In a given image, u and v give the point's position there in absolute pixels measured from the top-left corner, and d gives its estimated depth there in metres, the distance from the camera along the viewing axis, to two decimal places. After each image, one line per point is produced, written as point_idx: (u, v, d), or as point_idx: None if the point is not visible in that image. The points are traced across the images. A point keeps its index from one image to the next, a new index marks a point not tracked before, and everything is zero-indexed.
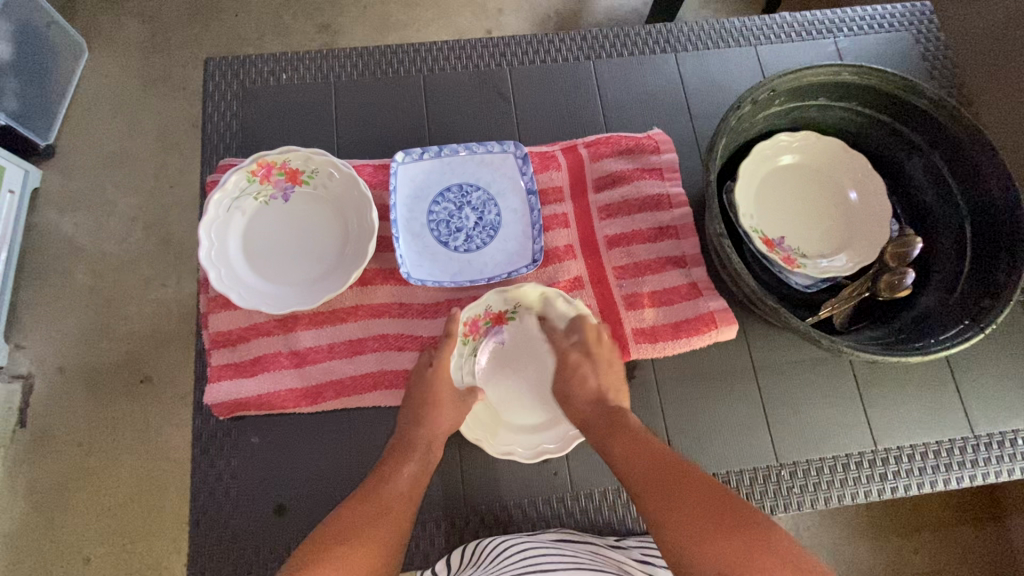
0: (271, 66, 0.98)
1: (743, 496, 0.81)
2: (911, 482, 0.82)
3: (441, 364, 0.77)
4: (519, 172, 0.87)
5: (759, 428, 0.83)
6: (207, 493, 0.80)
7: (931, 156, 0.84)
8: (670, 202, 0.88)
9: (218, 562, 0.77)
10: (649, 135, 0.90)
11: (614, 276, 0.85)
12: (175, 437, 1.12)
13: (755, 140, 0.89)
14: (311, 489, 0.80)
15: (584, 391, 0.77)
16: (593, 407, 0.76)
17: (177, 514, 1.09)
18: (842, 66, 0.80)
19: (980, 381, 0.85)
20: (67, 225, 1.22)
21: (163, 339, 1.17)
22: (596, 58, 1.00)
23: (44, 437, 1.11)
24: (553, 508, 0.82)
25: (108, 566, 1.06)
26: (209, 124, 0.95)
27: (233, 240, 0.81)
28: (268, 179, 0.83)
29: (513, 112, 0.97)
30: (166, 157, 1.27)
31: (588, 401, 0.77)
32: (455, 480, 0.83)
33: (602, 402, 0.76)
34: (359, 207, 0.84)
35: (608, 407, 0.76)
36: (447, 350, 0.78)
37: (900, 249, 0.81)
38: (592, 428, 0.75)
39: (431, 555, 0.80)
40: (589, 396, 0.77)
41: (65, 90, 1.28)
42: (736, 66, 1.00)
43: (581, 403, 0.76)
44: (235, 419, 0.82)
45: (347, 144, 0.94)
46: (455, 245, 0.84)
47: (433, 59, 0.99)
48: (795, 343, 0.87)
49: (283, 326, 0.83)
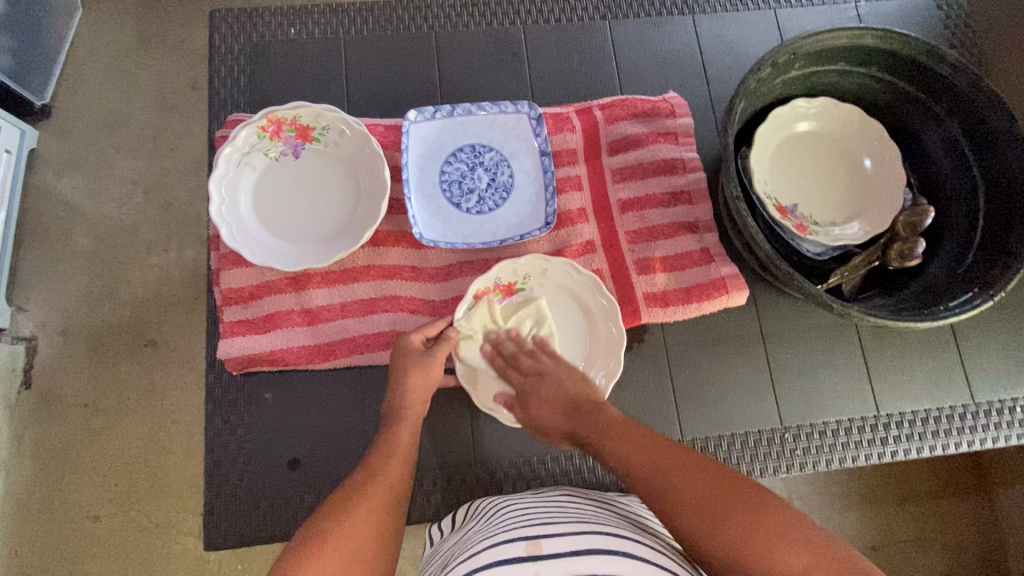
0: (279, 20, 0.95)
1: (747, 457, 0.83)
2: (911, 446, 0.84)
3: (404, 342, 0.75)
4: (532, 134, 0.86)
5: (765, 393, 0.85)
6: (220, 447, 0.81)
7: (949, 126, 0.83)
8: (684, 167, 0.87)
9: (232, 513, 0.79)
10: (665, 98, 0.89)
11: (626, 240, 0.85)
12: (180, 398, 1.13)
13: (772, 106, 0.87)
14: (324, 445, 0.81)
15: (548, 407, 0.74)
16: (561, 417, 0.73)
17: (183, 474, 1.10)
18: (864, 30, 0.78)
19: (984, 350, 0.87)
20: (66, 186, 1.20)
21: (166, 302, 1.16)
22: (611, 19, 0.98)
23: (50, 397, 1.12)
24: (561, 465, 0.84)
25: (116, 522, 1.08)
26: (216, 81, 0.93)
27: (244, 197, 0.80)
28: (278, 136, 0.82)
29: (525, 73, 0.95)
30: (166, 118, 1.24)
31: (556, 413, 0.73)
32: (465, 439, 0.84)
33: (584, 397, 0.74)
34: (371, 166, 0.83)
35: (578, 410, 0.72)
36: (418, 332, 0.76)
37: (914, 219, 0.79)
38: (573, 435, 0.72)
39: (442, 508, 0.82)
40: (556, 405, 0.74)
41: (59, 48, 1.24)
42: (755, 30, 0.98)
43: (551, 416, 0.74)
44: (249, 374, 0.83)
45: (357, 104, 0.93)
46: (468, 207, 0.84)
47: (445, 17, 0.97)
48: (804, 310, 0.87)
49: (294, 284, 0.83)
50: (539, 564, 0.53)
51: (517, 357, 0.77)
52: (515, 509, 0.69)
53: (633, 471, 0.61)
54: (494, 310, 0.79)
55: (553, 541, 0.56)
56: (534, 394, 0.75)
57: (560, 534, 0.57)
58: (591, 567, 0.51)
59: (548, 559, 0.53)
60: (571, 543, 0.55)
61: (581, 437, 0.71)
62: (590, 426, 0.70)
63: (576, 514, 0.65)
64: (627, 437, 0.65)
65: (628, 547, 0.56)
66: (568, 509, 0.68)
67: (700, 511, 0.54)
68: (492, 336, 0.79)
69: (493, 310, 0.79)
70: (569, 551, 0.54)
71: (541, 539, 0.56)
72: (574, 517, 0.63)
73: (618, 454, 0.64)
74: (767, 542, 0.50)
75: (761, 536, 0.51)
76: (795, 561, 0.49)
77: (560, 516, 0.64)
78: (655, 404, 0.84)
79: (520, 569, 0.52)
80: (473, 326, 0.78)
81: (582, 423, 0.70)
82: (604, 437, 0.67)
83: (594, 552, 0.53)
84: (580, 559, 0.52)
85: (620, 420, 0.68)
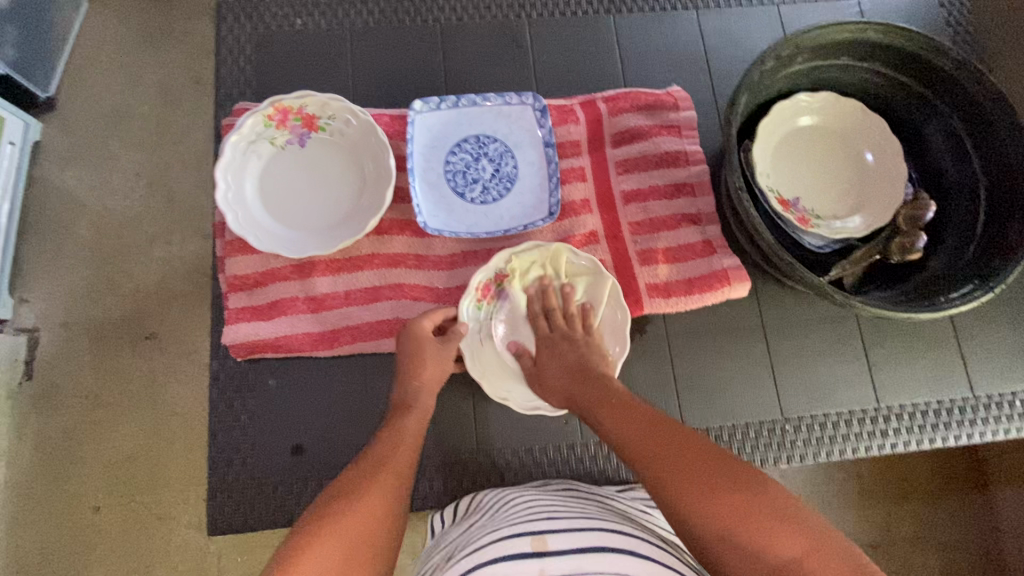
0: (285, 12, 0.96)
1: (747, 448, 0.83)
2: (911, 439, 0.84)
3: (411, 327, 0.77)
4: (537, 125, 0.86)
5: (766, 385, 0.85)
6: (224, 434, 0.81)
7: (950, 120, 0.84)
8: (688, 159, 0.87)
9: (234, 499, 0.80)
10: (668, 92, 0.89)
11: (630, 231, 0.86)
12: (181, 390, 1.13)
13: (775, 100, 0.88)
14: (327, 432, 0.82)
15: (559, 366, 0.75)
16: (564, 378, 0.73)
17: (184, 466, 1.11)
18: (867, 24, 0.79)
19: (984, 343, 0.87)
20: (70, 178, 1.21)
21: (169, 294, 1.17)
22: (615, 13, 0.98)
23: (52, 389, 1.12)
24: (562, 454, 0.84)
25: (117, 514, 1.08)
26: (221, 72, 0.93)
27: (249, 185, 0.81)
28: (284, 125, 0.82)
29: (530, 66, 0.95)
30: (170, 111, 1.25)
31: (560, 374, 0.74)
32: (468, 428, 0.85)
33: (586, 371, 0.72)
34: (376, 154, 0.83)
35: (581, 375, 0.72)
36: (421, 317, 0.77)
37: (914, 211, 0.81)
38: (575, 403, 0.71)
39: (444, 496, 0.83)
40: (563, 368, 0.74)
41: (63, 41, 1.24)
42: (758, 25, 0.99)
43: (555, 378, 0.74)
44: (253, 361, 0.84)
45: (363, 95, 0.93)
46: (472, 197, 0.84)
47: (450, 10, 0.97)
48: (806, 302, 0.88)
49: (299, 272, 0.84)
50: (545, 562, 0.52)
51: (554, 313, 0.79)
52: (519, 503, 0.69)
53: (630, 444, 0.60)
54: (557, 262, 0.81)
55: (560, 537, 0.55)
56: (553, 350, 0.76)
57: (567, 529, 0.56)
58: (599, 565, 0.51)
59: (554, 556, 0.52)
60: (578, 539, 0.55)
61: (581, 406, 0.70)
62: (591, 391, 0.69)
63: (581, 508, 0.65)
64: (626, 409, 0.64)
65: (636, 546, 0.55)
66: (573, 503, 0.68)
67: (694, 488, 0.52)
68: (538, 286, 0.81)
69: (553, 262, 0.81)
70: (577, 547, 0.53)
71: (547, 535, 0.55)
72: (580, 512, 0.63)
73: (618, 425, 0.63)
74: (764, 524, 0.49)
75: (758, 517, 0.49)
76: (794, 544, 0.47)
77: (565, 509, 0.64)
78: (656, 394, 0.84)
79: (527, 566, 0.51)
80: (525, 266, 0.81)
81: (586, 391, 0.70)
82: (605, 405, 0.66)
83: (601, 551, 0.52)
84: (587, 557, 0.51)
85: (620, 392, 0.68)
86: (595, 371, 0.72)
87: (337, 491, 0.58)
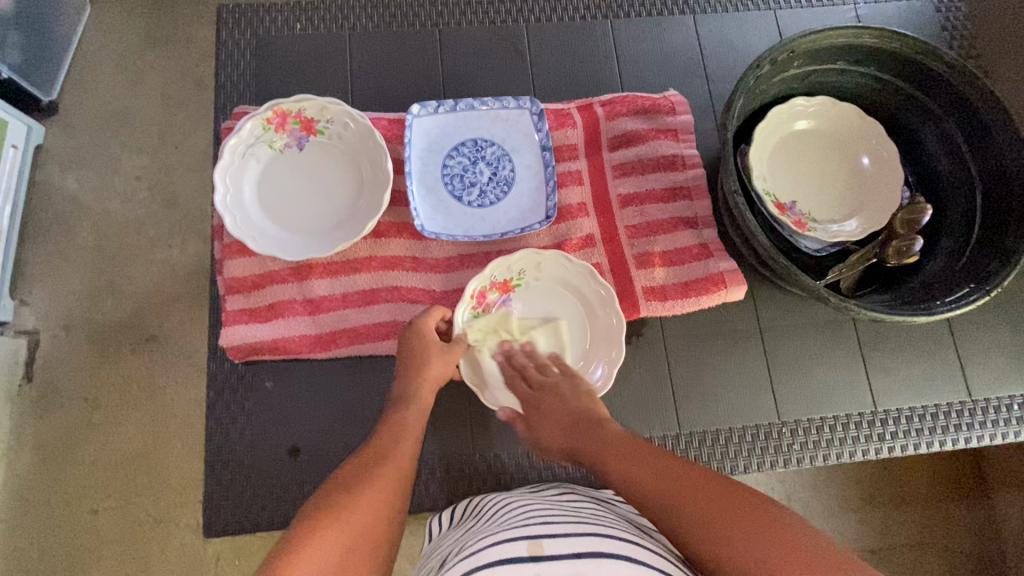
0: (286, 15, 0.97)
1: (744, 450, 0.83)
2: (908, 443, 0.84)
3: (417, 322, 0.77)
4: (534, 129, 0.87)
5: (763, 388, 0.85)
6: (221, 436, 0.81)
7: (946, 124, 0.84)
8: (684, 163, 0.88)
9: (231, 501, 0.79)
10: (666, 96, 0.90)
11: (626, 235, 0.86)
12: (181, 392, 1.13)
13: (771, 104, 0.88)
14: (324, 434, 0.82)
15: (552, 416, 0.74)
16: (563, 432, 0.73)
17: (183, 467, 1.11)
18: (862, 29, 0.79)
19: (982, 347, 0.87)
20: (71, 181, 1.22)
21: (169, 296, 1.17)
22: (614, 17, 0.99)
23: (52, 391, 1.12)
24: (558, 458, 0.84)
25: (115, 516, 1.08)
26: (222, 75, 0.94)
27: (247, 188, 0.81)
28: (282, 128, 0.83)
29: (528, 70, 0.96)
30: (171, 114, 1.25)
31: (558, 427, 0.74)
32: (464, 431, 0.85)
33: (577, 421, 0.73)
34: (374, 158, 0.83)
35: (578, 428, 0.72)
36: (426, 316, 0.77)
37: (910, 215, 0.79)
38: (574, 450, 0.71)
39: (440, 498, 0.83)
40: (559, 423, 0.74)
41: (68, 45, 1.25)
42: (755, 30, 0.99)
43: (554, 431, 0.74)
44: (250, 362, 0.84)
45: (362, 99, 0.94)
46: (469, 200, 0.85)
47: (449, 14, 0.98)
48: (803, 305, 0.88)
49: (297, 275, 0.84)
50: (542, 566, 0.51)
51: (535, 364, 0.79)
52: (516, 508, 0.68)
53: (644, 490, 0.60)
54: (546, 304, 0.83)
55: (556, 541, 0.55)
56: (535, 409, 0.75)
57: (563, 534, 0.56)
58: (595, 570, 0.51)
59: (551, 560, 0.52)
60: (573, 542, 0.54)
61: (584, 455, 0.70)
62: (591, 443, 0.70)
63: (577, 513, 0.65)
64: (630, 453, 0.65)
65: (631, 550, 0.55)
66: (569, 508, 0.68)
67: (712, 522, 0.53)
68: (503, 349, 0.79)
69: (505, 323, 0.81)
70: (573, 552, 0.53)
71: (543, 538, 0.54)
72: (575, 516, 0.63)
73: (620, 468, 0.64)
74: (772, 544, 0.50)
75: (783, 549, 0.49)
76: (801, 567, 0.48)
77: (561, 514, 0.63)
78: (653, 398, 0.85)
79: (523, 572, 0.51)
80: (480, 337, 0.79)
81: (583, 439, 0.71)
82: (607, 450, 0.67)
83: (598, 555, 0.52)
84: (584, 562, 0.51)
85: (622, 439, 0.69)
86: (593, 420, 0.72)
87: (338, 486, 0.58)
